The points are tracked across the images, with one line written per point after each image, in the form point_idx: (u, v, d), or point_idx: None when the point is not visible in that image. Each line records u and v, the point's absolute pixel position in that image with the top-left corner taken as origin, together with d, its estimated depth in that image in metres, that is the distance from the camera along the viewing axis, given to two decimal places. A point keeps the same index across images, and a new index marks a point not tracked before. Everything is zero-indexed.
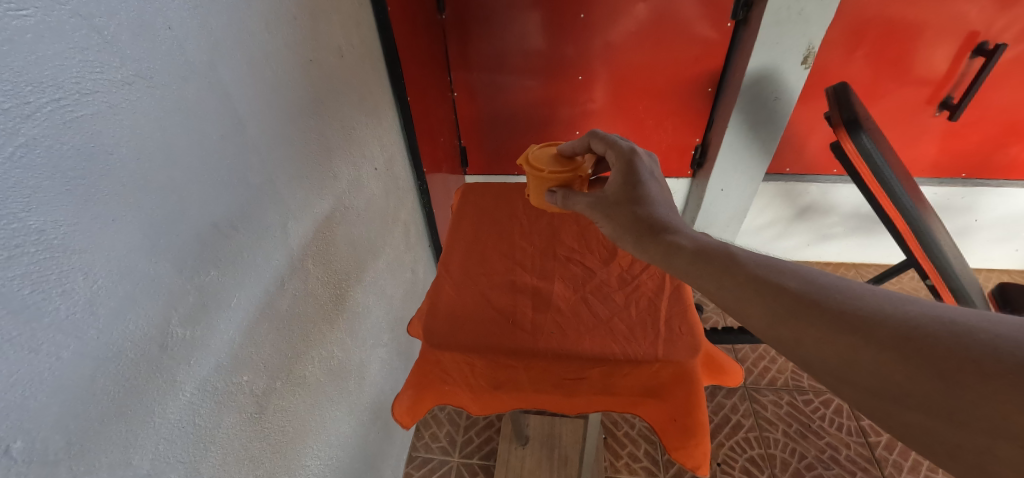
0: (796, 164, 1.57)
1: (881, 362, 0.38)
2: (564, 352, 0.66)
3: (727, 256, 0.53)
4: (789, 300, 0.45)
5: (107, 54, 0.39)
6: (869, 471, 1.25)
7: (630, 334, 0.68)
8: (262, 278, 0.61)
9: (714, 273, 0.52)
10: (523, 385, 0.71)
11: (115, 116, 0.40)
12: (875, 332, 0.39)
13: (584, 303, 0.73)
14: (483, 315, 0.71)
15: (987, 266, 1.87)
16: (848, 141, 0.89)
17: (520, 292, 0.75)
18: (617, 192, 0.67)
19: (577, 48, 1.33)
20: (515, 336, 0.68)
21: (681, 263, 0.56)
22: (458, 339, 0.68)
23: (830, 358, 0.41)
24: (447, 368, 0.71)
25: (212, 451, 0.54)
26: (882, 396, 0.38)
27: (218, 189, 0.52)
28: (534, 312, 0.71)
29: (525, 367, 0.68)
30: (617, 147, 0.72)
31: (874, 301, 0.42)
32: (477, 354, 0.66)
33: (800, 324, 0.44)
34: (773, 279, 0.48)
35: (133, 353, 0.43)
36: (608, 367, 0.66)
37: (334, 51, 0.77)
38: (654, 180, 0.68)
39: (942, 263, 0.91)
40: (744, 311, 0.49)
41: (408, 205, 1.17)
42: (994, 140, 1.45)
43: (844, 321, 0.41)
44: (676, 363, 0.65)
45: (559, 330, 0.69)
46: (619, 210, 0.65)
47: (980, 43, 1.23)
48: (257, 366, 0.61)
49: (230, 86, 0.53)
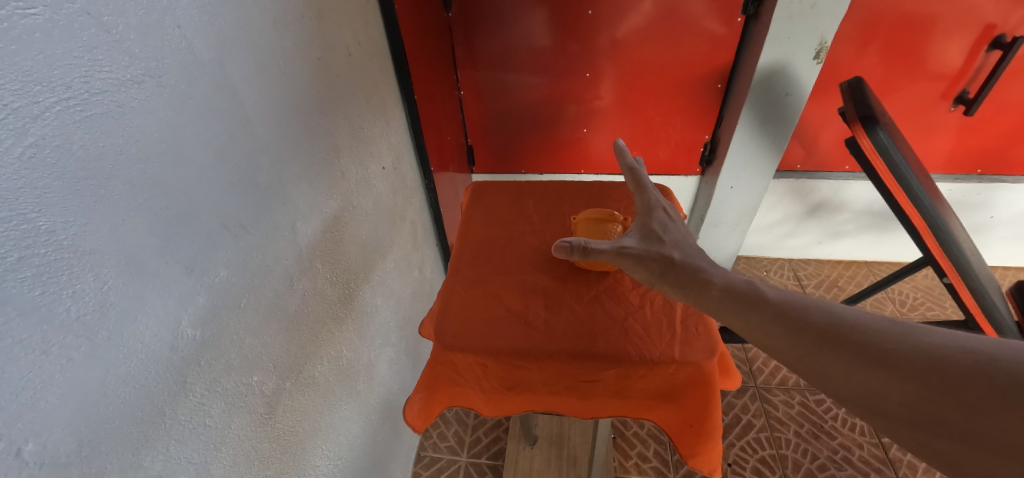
0: (807, 161, 1.55)
1: (907, 390, 0.38)
2: (577, 353, 0.65)
3: (756, 292, 0.52)
4: (814, 335, 0.45)
5: (116, 53, 0.39)
6: (882, 472, 1.23)
7: (645, 335, 0.66)
8: (272, 276, 0.61)
9: (742, 309, 0.51)
10: (535, 389, 0.71)
11: (123, 115, 0.40)
12: (900, 363, 0.39)
13: (597, 303, 0.71)
14: (493, 315, 0.70)
15: (1002, 264, 1.83)
16: (864, 137, 0.87)
17: (531, 292, 0.73)
18: (642, 235, 0.64)
19: (585, 46, 1.32)
20: (528, 337, 0.67)
21: (713, 303, 0.54)
22: (471, 340, 0.67)
23: (858, 386, 0.41)
24: (458, 369, 0.70)
25: (224, 451, 0.54)
26: (910, 420, 0.37)
27: (226, 189, 0.52)
28: (547, 312, 0.70)
29: (538, 368, 0.67)
30: (643, 196, 0.69)
31: (895, 334, 0.41)
32: (490, 355, 0.66)
33: (828, 356, 0.43)
34: (799, 314, 0.48)
35: (144, 355, 0.43)
36: (623, 369, 0.65)
37: (342, 49, 0.76)
38: (675, 225, 0.66)
39: (960, 261, 0.89)
40: (769, 345, 0.48)
41: (416, 204, 1.16)
42: (1010, 136, 1.42)
43: (868, 353, 0.41)
44: (692, 364, 0.64)
45: (572, 331, 0.68)
46: (649, 253, 0.61)
47: (997, 36, 1.21)
48: (267, 366, 0.61)
49: (239, 86, 0.53)
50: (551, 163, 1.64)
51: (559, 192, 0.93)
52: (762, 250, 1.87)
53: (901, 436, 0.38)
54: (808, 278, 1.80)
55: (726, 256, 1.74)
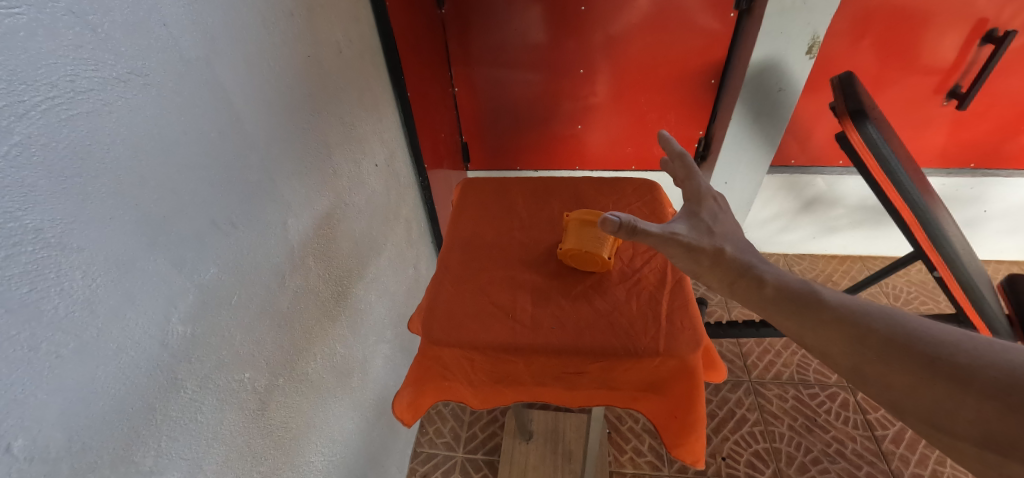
0: (801, 156, 1.55)
1: (981, 408, 0.38)
2: (564, 348, 0.65)
3: (812, 291, 0.53)
4: (878, 342, 0.45)
5: (102, 52, 0.39)
6: (875, 466, 1.24)
7: (631, 330, 0.67)
8: (262, 274, 0.61)
9: (796, 311, 0.52)
10: (524, 381, 0.71)
11: (110, 114, 0.40)
12: (974, 378, 0.39)
13: (584, 298, 0.71)
14: (481, 311, 0.71)
15: (996, 258, 1.83)
16: (854, 132, 0.87)
17: (519, 288, 0.74)
18: (693, 227, 0.63)
19: (579, 42, 1.32)
20: (515, 332, 0.67)
21: (768, 303, 0.55)
22: (459, 335, 0.67)
23: (924, 400, 0.41)
24: (446, 365, 0.71)
25: (215, 447, 0.54)
26: (982, 439, 0.37)
27: (216, 188, 0.52)
28: (534, 307, 0.71)
29: (525, 362, 0.68)
30: (692, 183, 0.67)
31: (969, 347, 0.41)
32: (477, 350, 0.66)
33: (894, 364, 0.43)
34: (860, 320, 0.48)
35: (134, 352, 0.44)
36: (609, 363, 0.66)
37: (332, 47, 0.77)
38: (724, 216, 0.65)
39: (950, 255, 0.89)
40: (824, 347, 0.50)
41: (410, 201, 1.17)
42: (1003, 130, 1.43)
43: (939, 366, 0.41)
44: (677, 358, 0.64)
45: (559, 326, 0.68)
46: (701, 247, 0.60)
47: (990, 30, 1.21)
48: (259, 363, 0.61)
49: (227, 84, 0.53)
50: (545, 159, 1.64)
51: (549, 189, 0.93)
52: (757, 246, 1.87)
53: (967, 454, 0.39)
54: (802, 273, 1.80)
55: None
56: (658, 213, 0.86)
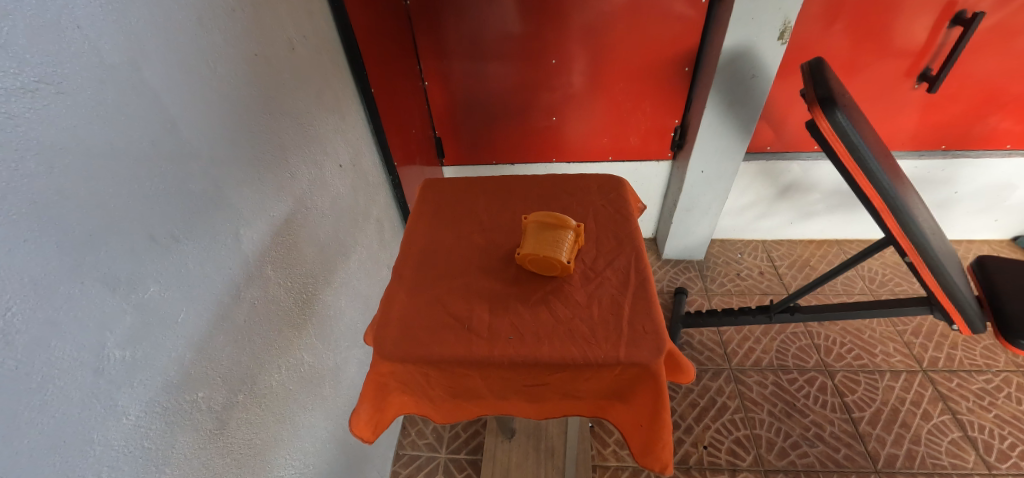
0: (776, 142, 1.56)
1: None
2: (520, 359, 0.64)
3: None
4: None
5: (3, 59, 0.35)
6: (853, 447, 1.26)
7: (591, 337, 0.65)
8: (213, 288, 0.58)
9: None
10: (482, 395, 0.70)
11: (17, 128, 0.36)
12: None
13: (543, 304, 0.70)
14: (437, 322, 0.69)
15: (967, 238, 1.86)
16: (823, 120, 0.86)
17: (476, 296, 0.72)
18: None
19: (551, 30, 1.29)
20: (469, 343, 0.66)
21: None
22: (411, 349, 0.65)
23: None
24: (403, 377, 0.68)
25: (168, 471, 0.52)
26: None
27: (153, 201, 0.49)
28: (490, 316, 0.69)
29: (482, 374, 0.66)
30: None
31: None
32: (431, 363, 0.64)
33: None
34: None
35: (61, 382, 0.41)
36: (569, 371, 0.64)
37: (283, 44, 0.73)
38: None
39: (921, 242, 0.88)
40: None
41: (380, 201, 1.14)
42: (973, 111, 1.44)
43: None
44: (639, 365, 0.63)
45: (516, 335, 0.66)
46: None
47: (958, 12, 1.21)
48: (214, 381, 0.59)
49: (158, 88, 0.50)
50: (521, 153, 1.62)
51: (513, 189, 0.91)
52: (736, 233, 1.88)
53: None
54: (780, 259, 1.81)
55: (700, 240, 1.75)
56: (623, 211, 0.85)
